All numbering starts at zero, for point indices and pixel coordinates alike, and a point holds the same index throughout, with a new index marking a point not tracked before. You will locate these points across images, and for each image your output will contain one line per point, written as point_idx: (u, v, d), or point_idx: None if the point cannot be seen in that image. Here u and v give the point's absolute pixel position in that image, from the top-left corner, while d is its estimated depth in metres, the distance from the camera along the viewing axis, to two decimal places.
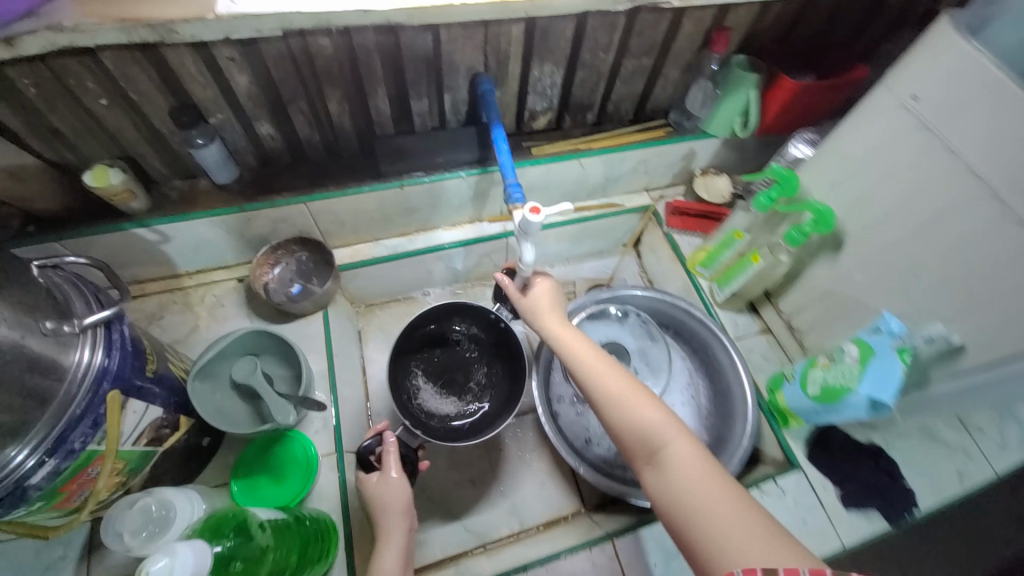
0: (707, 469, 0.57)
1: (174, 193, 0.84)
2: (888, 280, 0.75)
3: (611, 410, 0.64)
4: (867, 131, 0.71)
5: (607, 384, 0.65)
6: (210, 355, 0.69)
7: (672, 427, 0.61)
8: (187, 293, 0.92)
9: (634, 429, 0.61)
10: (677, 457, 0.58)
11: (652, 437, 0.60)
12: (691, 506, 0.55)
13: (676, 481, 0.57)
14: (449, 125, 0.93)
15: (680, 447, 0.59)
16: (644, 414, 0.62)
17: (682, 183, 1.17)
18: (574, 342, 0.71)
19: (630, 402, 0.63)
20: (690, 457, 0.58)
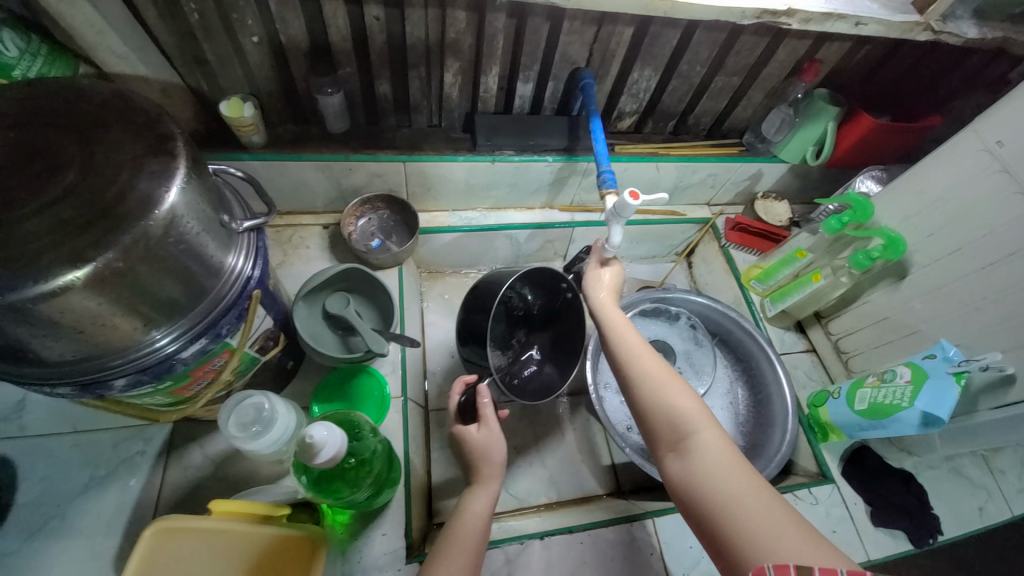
0: (735, 465, 0.55)
1: (287, 134, 0.90)
2: (948, 310, 0.79)
3: (642, 389, 0.64)
4: (947, 170, 0.77)
5: (642, 363, 0.66)
6: (312, 283, 0.75)
7: (704, 420, 0.60)
8: (276, 231, 0.98)
9: (665, 409, 0.61)
10: (705, 447, 0.57)
11: (680, 420, 0.60)
12: (712, 498, 0.53)
13: (703, 470, 0.56)
14: (543, 112, 0.99)
15: (710, 438, 0.58)
16: (677, 400, 0.62)
17: (743, 202, 1.22)
18: (617, 323, 0.71)
19: (666, 386, 0.63)
20: (718, 449, 0.57)
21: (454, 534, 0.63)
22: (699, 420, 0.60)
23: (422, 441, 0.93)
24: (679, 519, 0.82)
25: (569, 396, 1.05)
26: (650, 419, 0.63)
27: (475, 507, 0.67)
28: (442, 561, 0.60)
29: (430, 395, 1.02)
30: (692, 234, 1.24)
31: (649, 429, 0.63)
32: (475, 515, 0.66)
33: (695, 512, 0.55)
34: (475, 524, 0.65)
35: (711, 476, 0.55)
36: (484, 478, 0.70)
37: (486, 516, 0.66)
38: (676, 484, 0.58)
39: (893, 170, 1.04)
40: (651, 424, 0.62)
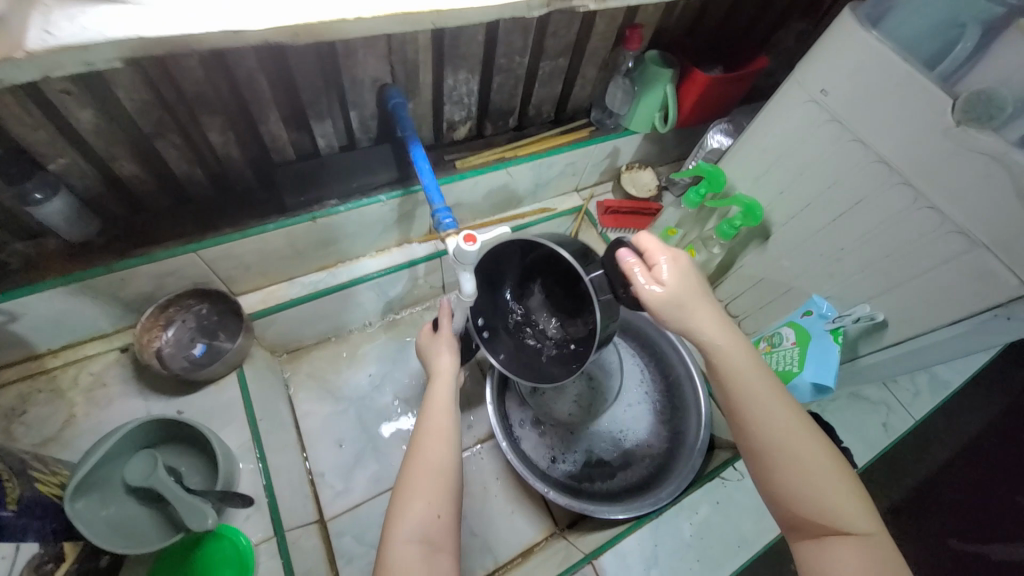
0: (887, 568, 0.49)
1: (13, 259, 0.67)
2: (813, 265, 0.78)
3: (776, 464, 0.55)
4: (784, 126, 0.74)
5: (784, 434, 0.56)
6: (91, 463, 0.56)
7: (851, 507, 0.53)
8: (53, 377, 0.75)
9: (805, 493, 0.53)
10: (850, 546, 0.51)
11: (825, 511, 0.53)
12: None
13: (843, 570, 0.50)
14: (359, 144, 0.83)
15: (857, 536, 0.51)
16: (809, 479, 0.54)
17: (610, 179, 1.16)
18: (733, 368, 0.58)
19: (810, 466, 0.54)
20: (869, 549, 0.50)
21: (425, 419, 0.63)
22: (849, 505, 0.53)
23: (326, 563, 0.79)
24: (620, 551, 0.77)
25: (484, 442, 0.96)
26: (786, 500, 0.55)
27: (438, 397, 0.66)
28: (422, 449, 0.60)
29: (325, 499, 0.87)
30: (568, 226, 1.17)
31: (779, 505, 0.56)
32: (440, 401, 0.66)
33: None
34: (441, 410, 0.64)
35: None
36: (437, 373, 0.70)
37: (449, 397, 0.67)
38: (806, 568, 0.53)
39: (738, 120, 1.02)
40: (782, 504, 0.55)
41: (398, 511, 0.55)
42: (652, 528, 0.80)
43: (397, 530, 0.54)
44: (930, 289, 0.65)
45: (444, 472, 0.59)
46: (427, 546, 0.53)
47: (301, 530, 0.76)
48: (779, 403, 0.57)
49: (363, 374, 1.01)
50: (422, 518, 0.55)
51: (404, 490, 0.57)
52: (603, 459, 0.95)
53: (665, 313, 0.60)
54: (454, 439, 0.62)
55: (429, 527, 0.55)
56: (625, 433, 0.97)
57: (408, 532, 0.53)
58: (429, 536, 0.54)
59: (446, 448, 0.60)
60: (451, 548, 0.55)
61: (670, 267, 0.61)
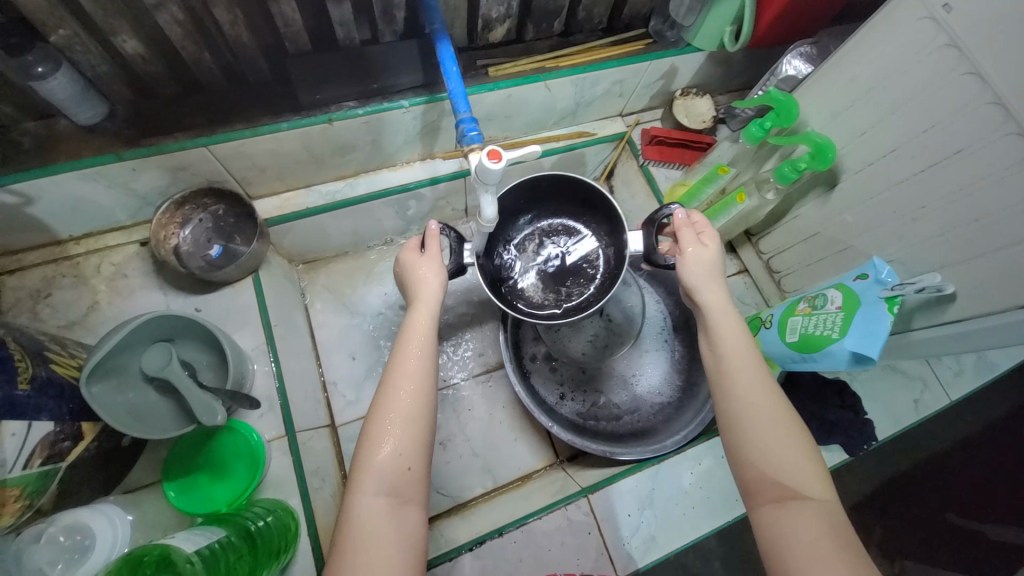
0: (845, 539, 0.48)
1: (26, 138, 0.65)
2: (883, 221, 0.68)
3: (750, 424, 0.54)
4: (880, 49, 0.62)
5: (759, 396, 0.55)
6: (106, 350, 0.57)
7: (817, 478, 0.51)
8: (77, 263, 0.76)
9: (772, 454, 0.53)
10: (810, 512, 0.49)
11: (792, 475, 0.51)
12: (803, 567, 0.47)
13: (800, 534, 0.48)
14: (382, 39, 0.75)
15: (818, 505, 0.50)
16: (779, 445, 0.53)
17: (660, 105, 1.04)
18: (725, 335, 0.59)
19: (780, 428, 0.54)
20: (829, 519, 0.49)
21: (398, 359, 0.59)
22: (813, 473, 0.52)
23: (334, 464, 0.82)
24: (615, 490, 0.78)
25: (494, 371, 0.96)
26: (755, 463, 0.53)
27: (413, 331, 0.61)
28: (395, 393, 0.56)
29: (336, 407, 0.90)
30: (607, 154, 1.06)
31: (745, 469, 0.54)
32: (415, 336, 0.60)
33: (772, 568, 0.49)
34: (416, 348, 0.59)
35: (805, 543, 0.48)
36: (417, 296, 0.64)
37: (428, 334, 0.61)
38: (764, 532, 0.51)
39: (824, 42, 0.86)
40: (750, 467, 0.53)
41: (367, 461, 0.54)
42: (651, 472, 0.80)
43: (367, 483, 0.53)
44: (1020, 262, 0.56)
45: (415, 422, 0.56)
46: (395, 498, 0.53)
47: (312, 433, 0.80)
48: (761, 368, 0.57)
49: (379, 291, 1.00)
50: (391, 471, 0.53)
51: (372, 440, 0.54)
52: (611, 401, 0.93)
53: (688, 273, 0.62)
54: (427, 384, 0.58)
55: (398, 480, 0.53)
56: (638, 378, 0.94)
57: (375, 486, 0.52)
58: (397, 488, 0.53)
59: (417, 394, 0.57)
60: (421, 496, 0.55)
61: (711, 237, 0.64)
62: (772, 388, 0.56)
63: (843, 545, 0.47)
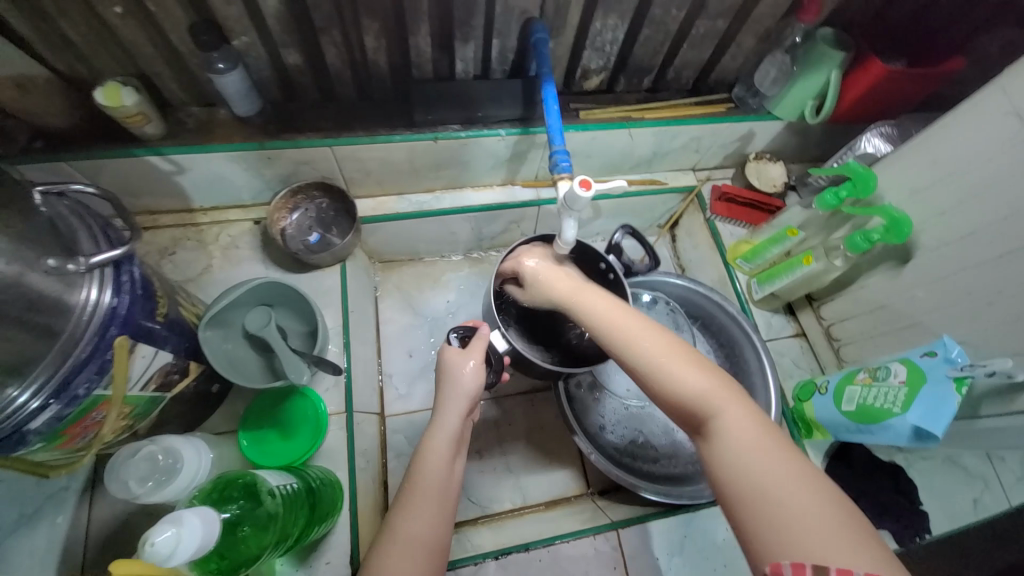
0: (780, 446, 0.45)
1: (190, 120, 0.79)
2: (955, 301, 0.69)
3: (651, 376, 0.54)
4: (963, 135, 0.64)
5: (653, 345, 0.55)
6: (225, 302, 0.66)
7: (732, 396, 0.50)
8: (200, 230, 0.87)
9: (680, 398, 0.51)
10: (734, 428, 0.47)
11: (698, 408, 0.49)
12: (754, 483, 0.43)
13: (736, 454, 0.45)
14: (492, 75, 0.85)
15: (736, 419, 0.47)
16: (696, 378, 0.51)
17: (733, 166, 1.08)
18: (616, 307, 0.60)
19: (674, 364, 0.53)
20: (736, 432, 0.46)
21: (414, 497, 0.59)
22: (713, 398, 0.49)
23: (376, 451, 0.87)
24: (647, 529, 0.78)
25: (537, 392, 0.99)
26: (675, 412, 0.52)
27: (432, 465, 0.61)
28: (435, 468, 0.61)
29: (387, 398, 0.95)
30: (675, 205, 1.11)
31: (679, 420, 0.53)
32: (432, 474, 0.61)
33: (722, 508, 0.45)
34: (432, 485, 0.60)
35: (741, 461, 0.44)
36: (449, 426, 0.64)
37: (444, 476, 0.61)
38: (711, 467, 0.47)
39: (906, 126, 0.89)
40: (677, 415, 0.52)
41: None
42: (685, 519, 0.79)
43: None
44: None
45: (428, 559, 0.55)
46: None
47: (365, 416, 0.85)
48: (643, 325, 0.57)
49: (442, 299, 1.06)
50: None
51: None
52: (651, 442, 0.92)
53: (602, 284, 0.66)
54: (443, 530, 0.58)
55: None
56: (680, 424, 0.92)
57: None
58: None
59: (428, 543, 0.56)
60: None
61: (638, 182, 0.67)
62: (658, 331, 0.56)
63: (783, 452, 0.45)
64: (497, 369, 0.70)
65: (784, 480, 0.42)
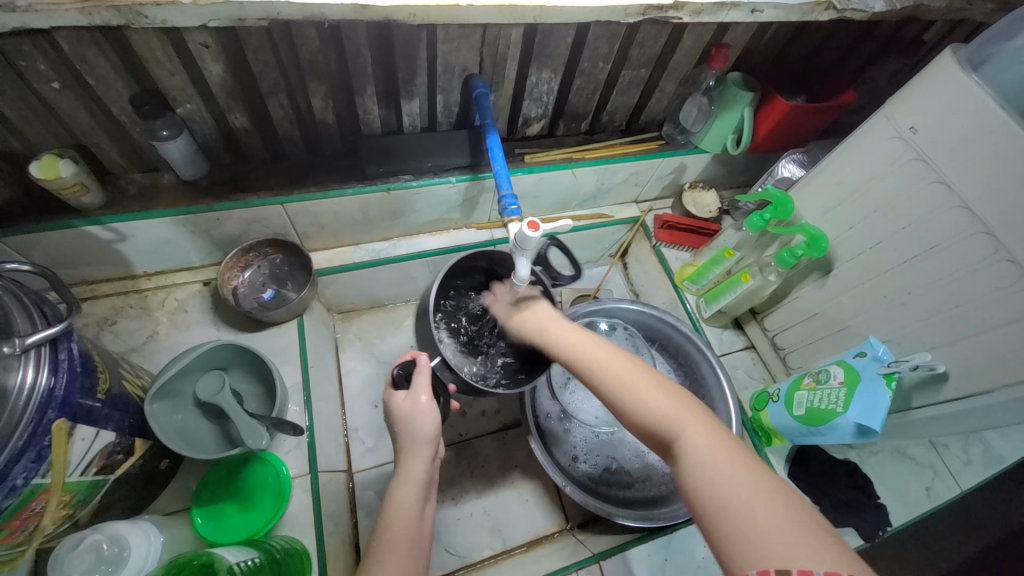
0: (733, 450, 0.48)
1: (133, 186, 0.77)
2: (875, 304, 0.76)
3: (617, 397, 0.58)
4: (859, 159, 0.73)
5: (613, 369, 0.60)
6: (173, 371, 0.63)
7: (685, 409, 0.53)
8: (145, 297, 0.84)
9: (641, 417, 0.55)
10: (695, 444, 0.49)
11: (658, 425, 0.53)
12: (717, 496, 0.45)
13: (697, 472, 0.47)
14: (439, 127, 0.89)
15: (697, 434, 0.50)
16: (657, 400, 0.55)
17: (671, 196, 1.17)
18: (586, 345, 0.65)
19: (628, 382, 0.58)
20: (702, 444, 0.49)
21: (385, 548, 0.57)
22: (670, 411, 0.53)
23: (345, 511, 0.83)
24: (628, 558, 0.77)
25: (508, 429, 0.98)
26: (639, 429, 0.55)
27: (403, 515, 0.59)
28: (399, 512, 0.59)
29: (354, 453, 0.92)
30: (623, 235, 1.17)
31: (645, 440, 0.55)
32: (406, 526, 0.59)
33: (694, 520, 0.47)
34: (405, 535, 0.58)
35: (702, 473, 0.47)
36: (415, 474, 0.63)
37: (415, 524, 0.60)
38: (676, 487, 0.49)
39: (813, 152, 1.00)
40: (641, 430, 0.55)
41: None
42: (663, 542, 0.80)
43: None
44: (1004, 344, 0.62)
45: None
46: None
47: (331, 475, 0.82)
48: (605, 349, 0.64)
49: (405, 344, 1.06)
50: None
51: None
52: (624, 467, 0.94)
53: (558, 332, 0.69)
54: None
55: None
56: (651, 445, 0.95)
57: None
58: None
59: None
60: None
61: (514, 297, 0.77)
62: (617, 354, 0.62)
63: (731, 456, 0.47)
64: (444, 399, 0.73)
65: (744, 487, 0.44)
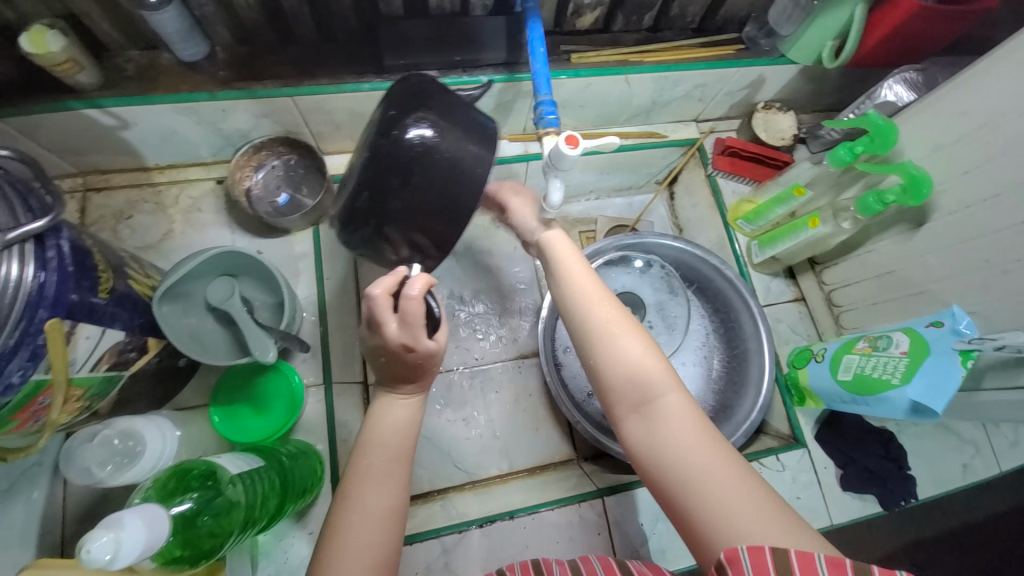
0: (706, 430, 0.47)
1: (131, 67, 0.70)
2: (969, 269, 0.64)
3: (595, 347, 0.52)
4: (1003, 83, 0.57)
5: (600, 314, 0.54)
6: (180, 274, 0.61)
7: (667, 375, 0.50)
8: (158, 192, 0.80)
9: (621, 370, 0.50)
10: (671, 413, 0.47)
11: (641, 381, 0.49)
12: (686, 470, 0.45)
13: (668, 446, 0.46)
14: (472, 12, 0.75)
15: (679, 402, 0.48)
16: (641, 359, 0.50)
17: (739, 116, 1.00)
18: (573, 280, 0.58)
19: (612, 333, 0.52)
20: (683, 417, 0.47)
21: (366, 469, 0.51)
22: (654, 373, 0.50)
23: None
24: (632, 496, 0.77)
25: (525, 359, 0.96)
26: (612, 385, 0.51)
27: (390, 433, 0.54)
28: (384, 433, 0.54)
29: None
30: (675, 159, 1.03)
31: (613, 390, 0.51)
32: (390, 440, 0.54)
33: (660, 482, 0.46)
34: (392, 454, 0.53)
35: (681, 443, 0.46)
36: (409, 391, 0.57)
37: (403, 442, 0.54)
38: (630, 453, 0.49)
39: (933, 71, 0.80)
40: (613, 383, 0.51)
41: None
42: None
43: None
44: None
45: (389, 527, 0.49)
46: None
47: None
48: (600, 296, 0.56)
49: None
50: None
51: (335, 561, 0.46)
52: None
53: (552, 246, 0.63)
54: (398, 500, 0.50)
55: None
56: None
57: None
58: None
59: (385, 515, 0.49)
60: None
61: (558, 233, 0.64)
62: (606, 300, 0.55)
63: (708, 438, 0.46)
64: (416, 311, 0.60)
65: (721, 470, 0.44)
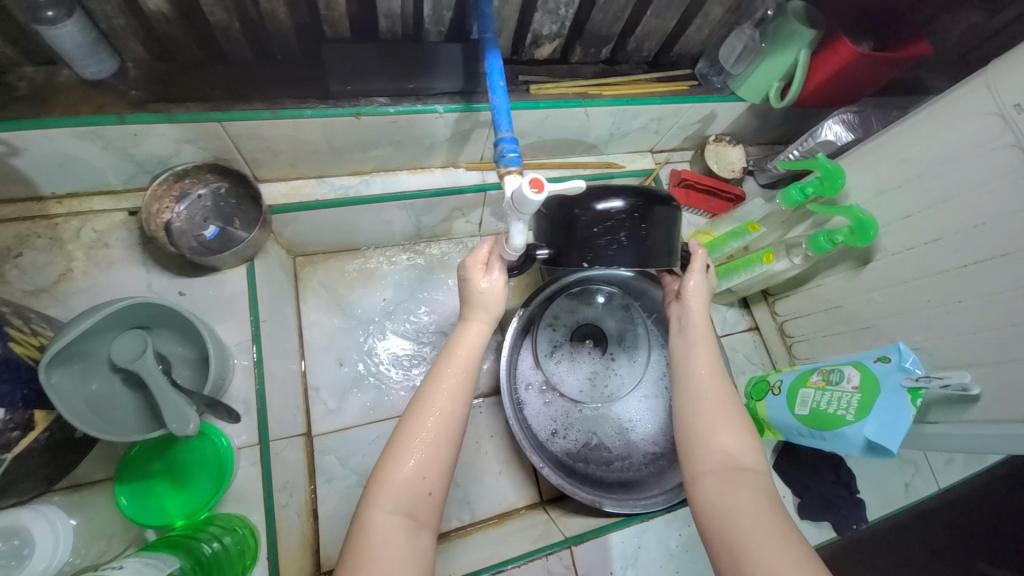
0: (775, 508, 0.53)
1: (24, 84, 0.60)
2: (912, 308, 0.67)
3: (695, 412, 0.62)
4: (939, 135, 0.61)
5: (706, 386, 0.63)
6: (75, 335, 0.51)
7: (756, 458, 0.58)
8: (55, 225, 0.68)
9: (713, 438, 0.59)
10: (749, 484, 0.55)
11: (729, 454, 0.58)
12: (743, 531, 0.51)
13: (738, 502, 0.53)
14: (426, 37, 0.71)
15: (760, 481, 0.56)
16: (735, 437, 0.59)
17: (691, 148, 1.02)
18: (697, 347, 0.67)
19: (714, 407, 0.61)
20: (761, 488, 0.55)
21: (433, 385, 0.58)
22: (745, 447, 0.59)
23: (302, 478, 0.77)
24: (605, 543, 0.73)
25: (486, 398, 0.91)
26: (703, 446, 0.59)
27: (463, 354, 0.60)
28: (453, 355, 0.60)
29: (316, 415, 0.84)
30: None
31: (704, 450, 0.59)
32: (458, 368, 0.59)
33: (722, 539, 0.52)
34: (458, 377, 0.58)
35: (747, 508, 0.53)
36: (476, 315, 0.62)
37: (461, 376, 0.58)
38: (697, 503, 0.57)
39: (868, 114, 0.83)
40: (704, 446, 0.59)
41: (388, 475, 0.52)
42: (640, 528, 0.75)
43: (382, 497, 0.51)
44: None
45: (440, 449, 0.55)
46: (412, 521, 0.51)
47: (285, 442, 0.73)
48: (711, 371, 0.65)
49: (377, 296, 0.94)
50: (414, 491, 0.52)
51: (400, 450, 0.54)
52: (605, 443, 0.88)
53: (692, 305, 0.69)
54: (459, 414, 0.57)
55: (417, 502, 0.52)
56: (635, 424, 0.89)
57: (395, 503, 0.51)
58: (415, 509, 0.52)
59: (446, 425, 0.56)
60: (434, 521, 0.54)
61: (699, 280, 0.70)
62: (722, 381, 0.64)
63: (773, 514, 0.52)
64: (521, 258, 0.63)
65: (778, 540, 0.49)
